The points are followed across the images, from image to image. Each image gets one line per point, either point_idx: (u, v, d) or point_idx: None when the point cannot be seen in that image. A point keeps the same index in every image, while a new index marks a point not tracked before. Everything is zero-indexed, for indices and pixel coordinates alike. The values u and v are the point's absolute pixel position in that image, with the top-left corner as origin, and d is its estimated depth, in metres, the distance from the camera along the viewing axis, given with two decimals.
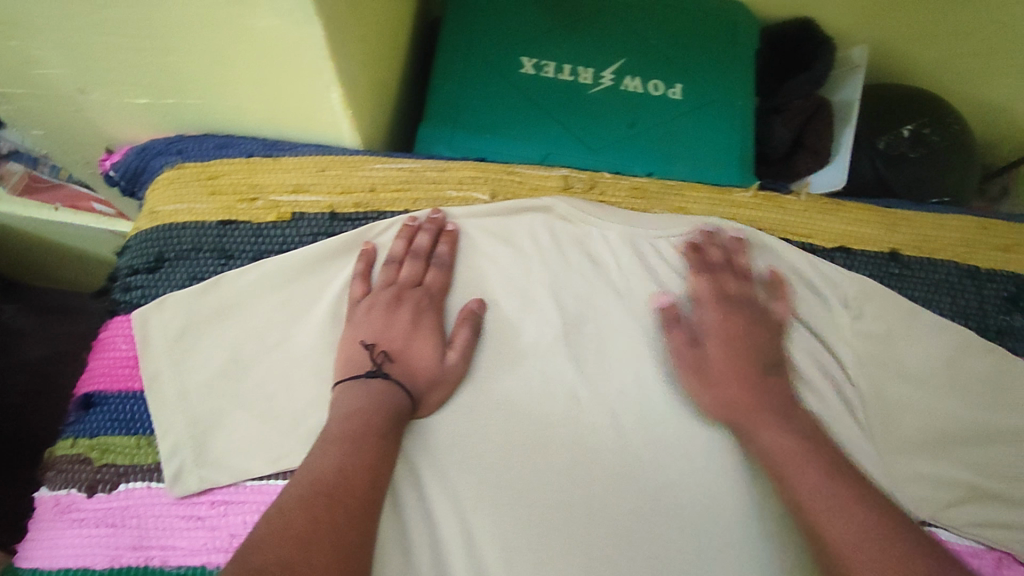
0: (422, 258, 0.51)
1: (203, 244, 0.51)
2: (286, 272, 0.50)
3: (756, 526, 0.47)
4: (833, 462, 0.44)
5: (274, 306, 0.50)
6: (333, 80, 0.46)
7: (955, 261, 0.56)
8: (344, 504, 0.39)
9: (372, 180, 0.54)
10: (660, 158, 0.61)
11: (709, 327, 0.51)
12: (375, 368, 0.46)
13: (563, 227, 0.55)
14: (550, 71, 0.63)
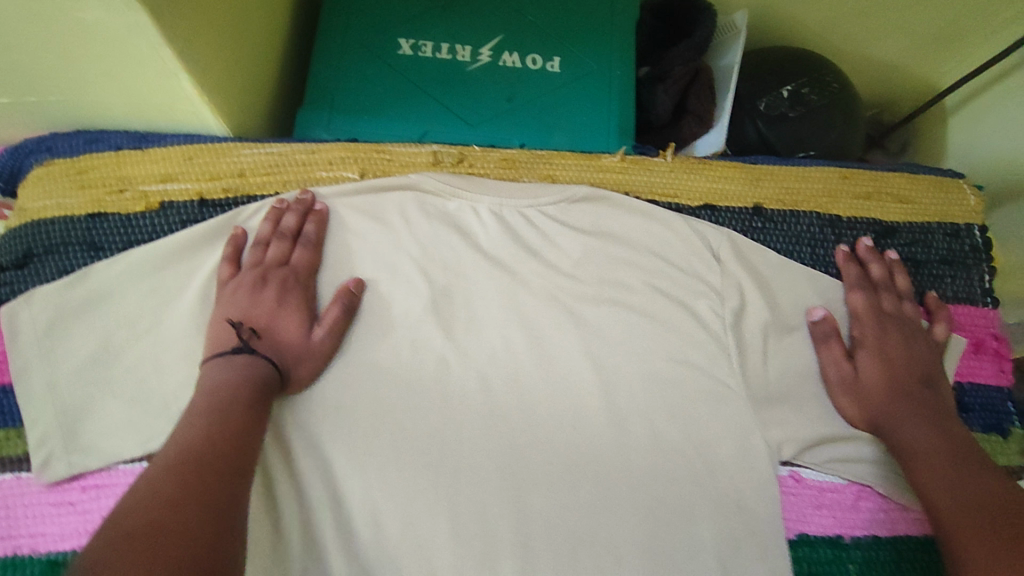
0: (299, 240, 0.62)
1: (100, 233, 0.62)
2: (162, 243, 0.61)
3: (632, 507, 0.59)
4: (912, 419, 0.61)
5: (162, 288, 0.61)
6: (178, 66, 0.52)
7: (759, 208, 0.72)
8: (205, 472, 0.43)
9: (286, 179, 0.66)
10: (498, 135, 0.74)
11: (868, 343, 0.66)
12: (242, 344, 0.55)
13: (429, 202, 0.67)
14: (455, 54, 0.77)
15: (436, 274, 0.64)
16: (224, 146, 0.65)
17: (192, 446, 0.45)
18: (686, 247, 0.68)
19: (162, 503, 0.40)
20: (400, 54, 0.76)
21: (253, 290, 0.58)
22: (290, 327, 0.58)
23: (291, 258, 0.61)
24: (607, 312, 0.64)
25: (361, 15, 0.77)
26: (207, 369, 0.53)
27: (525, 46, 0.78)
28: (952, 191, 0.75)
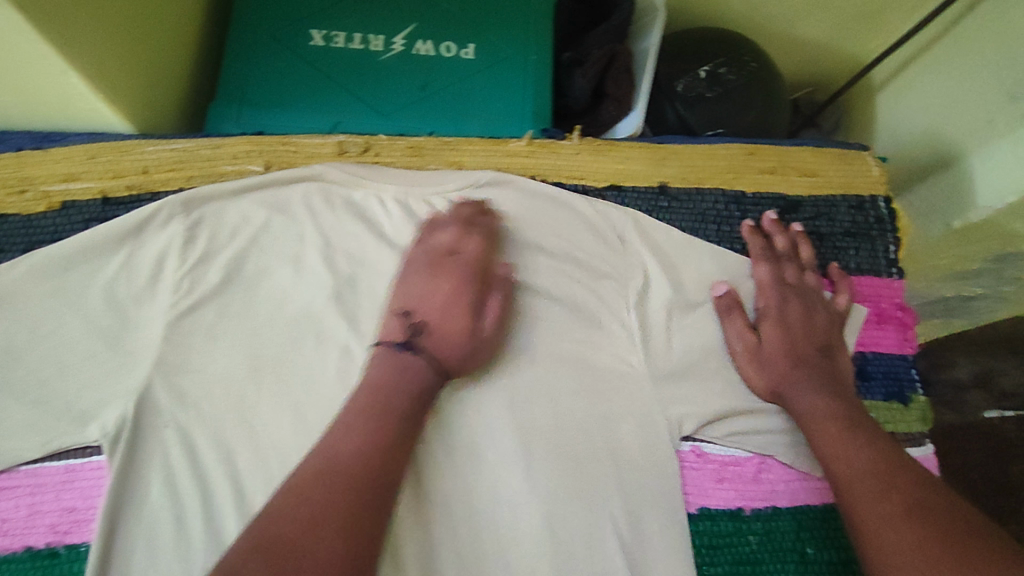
0: (475, 239, 0.63)
1: (195, 194, 0.66)
2: (228, 198, 0.67)
3: (549, 481, 0.59)
4: (801, 387, 0.60)
5: (256, 244, 0.66)
6: (61, 63, 0.57)
7: (722, 190, 0.70)
8: (352, 484, 0.48)
9: (340, 144, 0.70)
10: (498, 119, 0.79)
11: (771, 315, 0.64)
12: (408, 340, 0.56)
13: (433, 218, 0.67)
14: (371, 46, 0.80)
15: (392, 216, 0.67)
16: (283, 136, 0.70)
17: (339, 452, 0.49)
18: (589, 227, 0.67)
19: (330, 484, 0.47)
20: (380, 56, 0.80)
21: (426, 281, 0.60)
22: (455, 321, 0.58)
23: (457, 250, 0.62)
24: (628, 262, 0.66)
25: (307, 18, 0.81)
26: (374, 361, 0.55)
27: (479, 42, 0.81)
28: (866, 165, 0.72)
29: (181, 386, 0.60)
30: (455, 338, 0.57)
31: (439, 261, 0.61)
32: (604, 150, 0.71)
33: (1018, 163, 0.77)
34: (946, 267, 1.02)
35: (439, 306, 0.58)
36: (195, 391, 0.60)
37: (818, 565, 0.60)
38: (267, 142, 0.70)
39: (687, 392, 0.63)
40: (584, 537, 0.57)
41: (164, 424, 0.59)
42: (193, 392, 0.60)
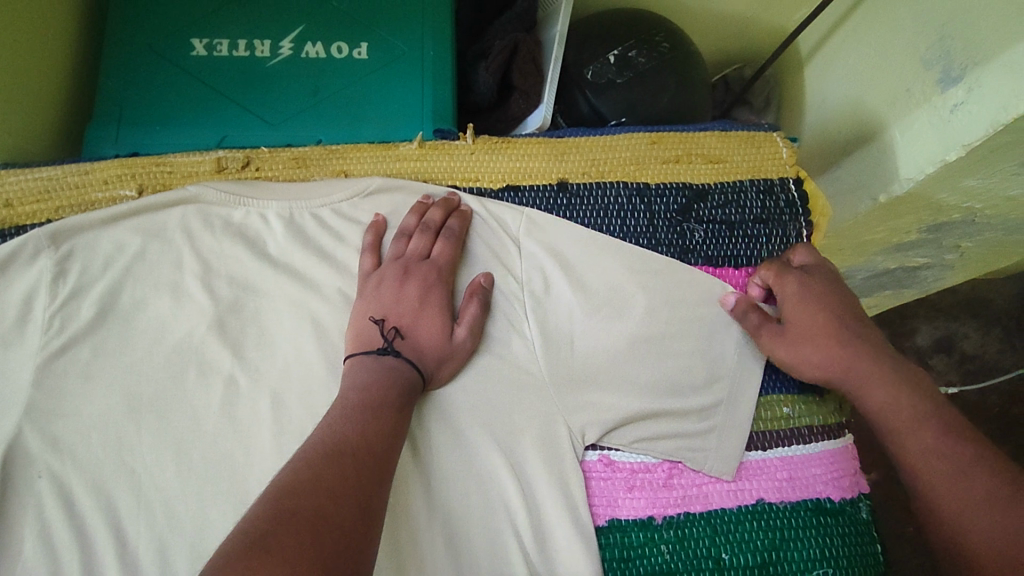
0: (441, 241, 0.62)
1: (61, 226, 0.62)
2: (99, 228, 0.63)
3: (461, 498, 0.57)
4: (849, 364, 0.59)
5: (131, 275, 0.62)
6: None
7: (626, 182, 0.67)
8: (362, 466, 0.47)
9: (218, 160, 0.66)
10: (396, 120, 0.75)
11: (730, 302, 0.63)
12: (388, 345, 0.56)
13: (328, 236, 0.64)
14: (257, 52, 0.75)
15: (276, 234, 0.64)
16: (157, 156, 0.66)
17: (346, 439, 0.48)
18: (491, 231, 0.65)
19: (336, 470, 0.45)
20: (266, 62, 0.75)
21: (396, 286, 0.59)
22: (430, 326, 0.58)
23: (430, 255, 0.62)
24: (528, 264, 0.65)
25: (185, 25, 0.75)
26: (355, 368, 0.55)
27: (373, 41, 0.77)
28: (773, 147, 0.70)
29: (55, 431, 0.57)
30: (433, 343, 0.58)
31: (412, 261, 0.61)
32: (501, 146, 0.68)
33: (934, 130, 0.73)
34: (882, 241, 0.97)
35: (413, 310, 0.58)
36: (70, 436, 0.57)
37: (734, 570, 0.58)
38: (138, 164, 0.65)
39: (596, 399, 0.61)
40: (488, 555, 0.56)
41: (37, 473, 0.55)
42: (68, 437, 0.57)
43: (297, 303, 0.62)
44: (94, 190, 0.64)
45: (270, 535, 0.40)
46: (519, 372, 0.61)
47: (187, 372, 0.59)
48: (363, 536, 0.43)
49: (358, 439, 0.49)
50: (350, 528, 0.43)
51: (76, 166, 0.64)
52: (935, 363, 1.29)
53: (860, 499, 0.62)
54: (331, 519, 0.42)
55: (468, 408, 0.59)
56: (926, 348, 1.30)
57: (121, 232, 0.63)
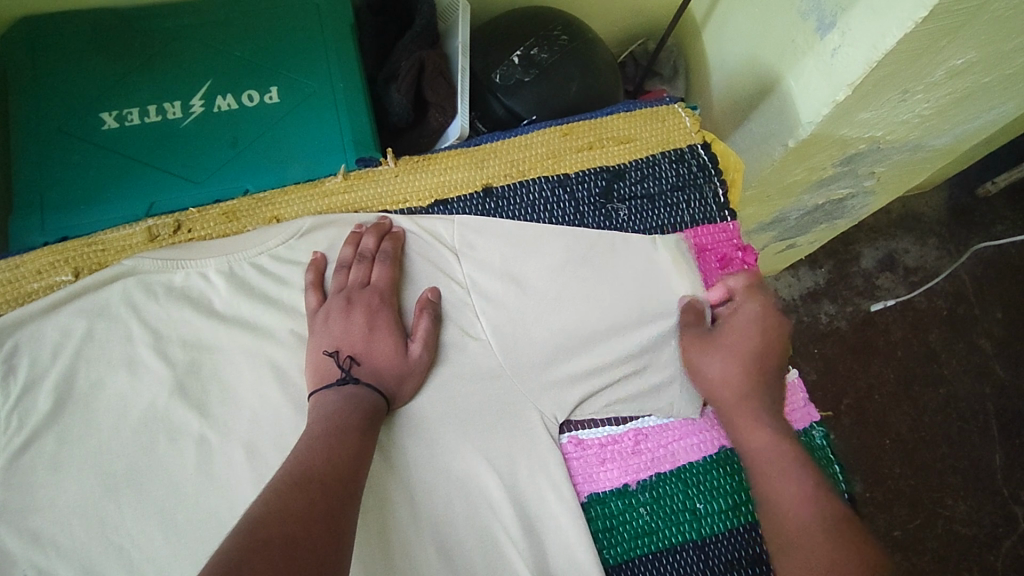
0: (380, 264, 0.64)
1: (3, 324, 0.62)
2: (41, 319, 0.63)
3: (446, 504, 0.59)
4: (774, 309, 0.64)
5: (81, 358, 0.62)
6: None
7: (547, 176, 0.70)
8: (329, 491, 0.50)
9: (149, 229, 0.66)
10: (320, 156, 0.76)
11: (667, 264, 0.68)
12: (346, 373, 0.58)
13: (272, 281, 0.66)
14: (168, 114, 0.76)
15: (219, 289, 0.65)
16: (87, 237, 0.66)
17: (313, 466, 0.51)
18: (430, 246, 0.68)
19: (304, 498, 0.48)
20: (180, 123, 0.75)
21: (343, 316, 0.61)
22: (385, 348, 0.60)
23: (371, 280, 0.64)
24: (470, 271, 0.67)
25: (92, 101, 0.75)
26: (320, 400, 0.57)
27: (282, 84, 0.78)
28: (677, 118, 0.74)
29: (34, 526, 0.57)
30: (390, 363, 0.60)
31: (354, 289, 0.63)
32: (424, 164, 0.71)
33: (823, 76, 0.78)
34: (804, 181, 1.02)
35: (364, 336, 0.60)
36: (50, 527, 0.57)
37: (710, 517, 0.61)
38: (67, 248, 0.66)
39: (557, 387, 0.64)
40: (480, 551, 0.58)
41: (24, 570, 0.56)
42: (48, 529, 0.57)
43: (253, 352, 0.63)
44: (30, 282, 0.64)
45: (243, 561, 0.42)
46: (481, 375, 0.63)
47: (156, 440, 0.60)
48: (329, 555, 0.46)
49: (324, 466, 0.51)
50: (320, 551, 0.45)
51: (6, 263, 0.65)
52: (882, 282, 1.36)
53: (815, 426, 0.66)
54: (299, 544, 0.45)
55: (440, 418, 0.61)
56: (872, 270, 1.37)
57: (64, 318, 0.63)
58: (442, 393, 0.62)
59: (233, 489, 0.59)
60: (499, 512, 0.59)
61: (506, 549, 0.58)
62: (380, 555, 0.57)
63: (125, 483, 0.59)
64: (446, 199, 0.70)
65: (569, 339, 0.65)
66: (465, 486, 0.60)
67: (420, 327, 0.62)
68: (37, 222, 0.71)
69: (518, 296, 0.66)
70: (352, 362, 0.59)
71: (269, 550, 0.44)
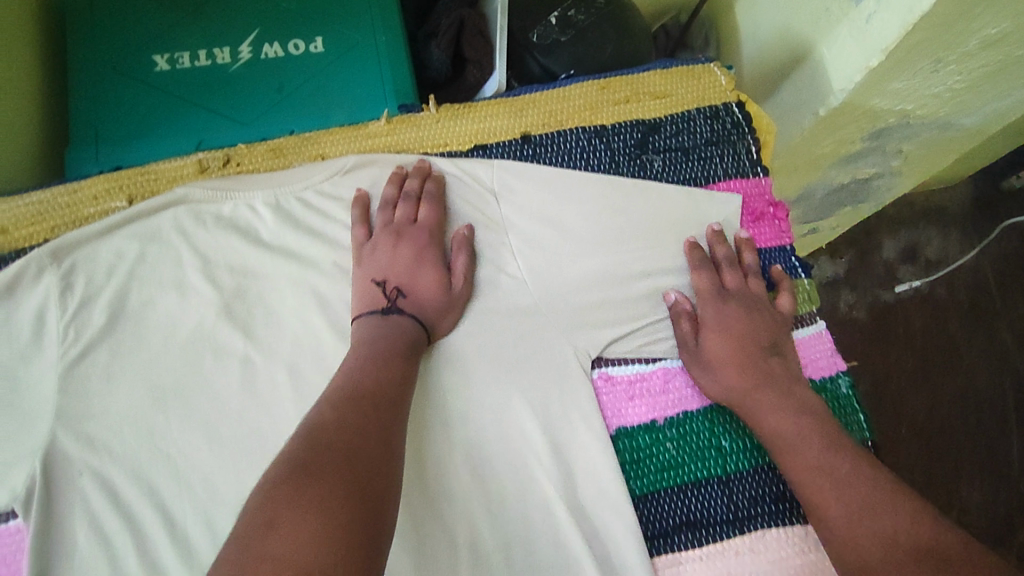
0: (425, 203, 0.66)
1: (62, 243, 0.65)
2: (96, 240, 0.66)
3: (479, 429, 0.61)
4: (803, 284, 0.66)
5: (134, 279, 0.65)
6: None
7: (584, 126, 0.72)
8: (380, 408, 0.52)
9: (200, 161, 0.69)
10: (361, 103, 0.78)
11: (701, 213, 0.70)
12: (391, 304, 0.61)
13: (315, 215, 0.68)
14: (218, 59, 0.78)
15: (266, 221, 0.67)
16: (141, 167, 0.69)
17: (362, 384, 0.53)
18: (469, 187, 0.69)
19: (358, 414, 0.51)
20: (229, 68, 0.78)
21: (390, 249, 0.64)
22: (427, 279, 0.63)
23: (416, 218, 0.66)
24: (507, 212, 0.69)
25: (146, 44, 0.78)
26: (363, 325, 0.60)
27: (327, 34, 0.81)
28: (713, 77, 0.75)
29: (89, 432, 0.60)
30: (431, 295, 0.62)
31: (398, 224, 0.65)
32: (464, 111, 0.73)
33: (856, 42, 0.80)
34: (832, 154, 1.03)
35: (409, 268, 0.63)
36: (104, 433, 0.60)
37: (735, 455, 0.63)
38: (122, 177, 0.69)
39: (588, 326, 0.65)
40: (510, 475, 0.60)
41: (78, 471, 0.59)
42: (102, 434, 0.60)
43: (296, 281, 0.66)
44: (86, 206, 0.67)
45: (308, 465, 0.45)
46: (514, 311, 0.65)
47: (203, 359, 0.63)
48: (383, 463, 0.48)
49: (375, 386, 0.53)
50: (375, 461, 0.48)
51: (64, 189, 0.68)
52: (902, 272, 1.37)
53: (840, 375, 0.67)
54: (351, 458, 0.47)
55: (475, 349, 0.64)
56: (893, 259, 1.38)
57: (117, 241, 0.66)
58: (477, 327, 0.64)
59: (275, 407, 0.62)
60: (529, 439, 0.61)
61: (535, 474, 0.60)
62: (414, 473, 0.60)
63: (173, 397, 0.62)
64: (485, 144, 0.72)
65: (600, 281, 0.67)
66: (497, 414, 0.62)
67: (458, 264, 0.65)
68: (92, 156, 0.74)
69: (553, 239, 0.68)
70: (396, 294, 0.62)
71: (327, 454, 0.46)
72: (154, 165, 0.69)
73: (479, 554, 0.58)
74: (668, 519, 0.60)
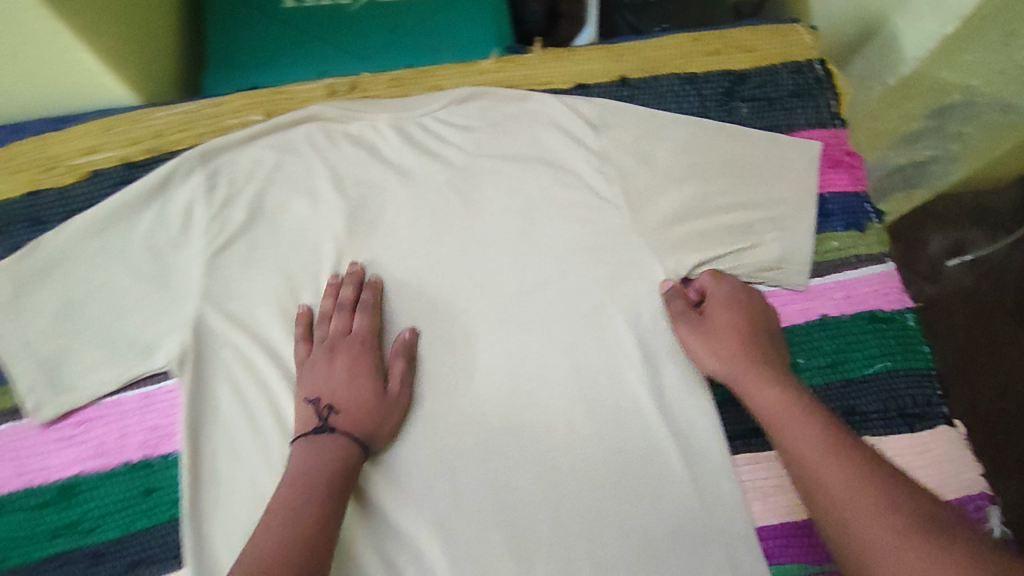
0: (363, 314, 0.67)
1: (208, 148, 0.72)
2: (238, 147, 0.73)
3: (573, 336, 0.68)
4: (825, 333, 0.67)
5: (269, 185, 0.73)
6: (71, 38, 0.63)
7: (677, 73, 0.78)
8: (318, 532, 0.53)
9: (329, 86, 0.77)
10: (468, 45, 0.86)
11: (786, 157, 0.75)
12: (324, 423, 0.61)
13: (427, 138, 0.74)
14: None
15: (390, 141, 0.74)
16: (276, 88, 0.77)
17: (297, 509, 0.53)
18: (569, 121, 0.75)
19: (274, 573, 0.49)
20: (349, 7, 0.85)
21: (326, 364, 0.65)
22: (363, 394, 0.63)
23: (351, 330, 0.67)
24: (604, 144, 0.74)
25: None
26: (292, 453, 0.59)
27: None
28: (798, 35, 0.81)
29: (230, 313, 0.68)
30: (366, 402, 0.63)
31: (333, 340, 0.66)
32: (567, 54, 0.79)
33: (933, 12, 0.84)
34: (894, 129, 1.07)
35: (344, 383, 0.64)
36: (243, 315, 0.69)
37: (809, 371, 0.69)
38: (259, 95, 0.76)
39: (675, 250, 0.71)
40: (601, 376, 0.67)
41: (221, 345, 0.67)
42: (240, 317, 0.68)
43: (407, 196, 0.72)
44: (227, 118, 0.75)
45: None
46: (608, 234, 0.71)
47: (328, 258, 0.71)
48: None
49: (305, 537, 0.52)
50: None
51: (209, 102, 0.76)
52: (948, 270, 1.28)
53: (909, 311, 0.72)
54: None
55: (572, 265, 0.70)
56: (938, 257, 1.29)
57: (255, 150, 0.73)
58: (573, 246, 0.71)
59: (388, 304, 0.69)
60: (618, 346, 0.68)
61: (623, 375, 0.67)
62: (516, 369, 0.67)
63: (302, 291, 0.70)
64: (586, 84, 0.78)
65: (688, 212, 0.72)
66: (589, 322, 0.69)
67: (397, 369, 0.65)
68: (227, 79, 0.82)
69: (645, 173, 0.74)
70: (329, 409, 0.62)
71: None
72: (289, 86, 0.77)
73: (574, 439, 0.65)
74: (745, 422, 0.67)
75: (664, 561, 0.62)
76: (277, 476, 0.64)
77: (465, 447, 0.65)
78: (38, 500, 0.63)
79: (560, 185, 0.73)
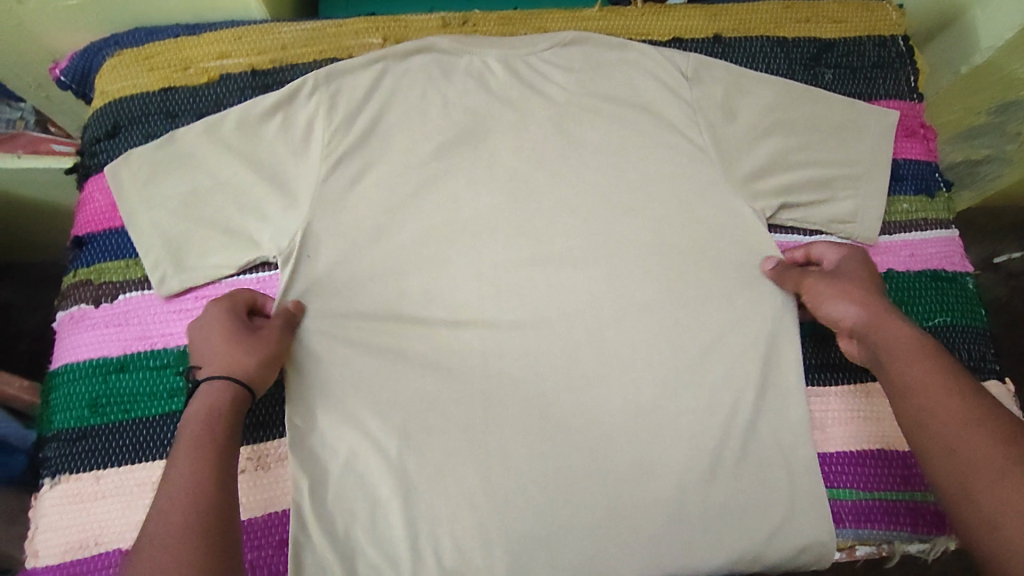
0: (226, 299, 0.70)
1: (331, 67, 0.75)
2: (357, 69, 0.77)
3: (655, 268, 0.74)
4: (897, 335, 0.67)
5: None
6: None
7: (768, 36, 0.83)
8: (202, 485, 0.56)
9: (442, 18, 0.83)
10: None
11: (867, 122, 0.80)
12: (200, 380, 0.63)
13: (532, 74, 0.79)
14: None
15: (496, 74, 0.79)
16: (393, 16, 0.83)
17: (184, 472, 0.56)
18: (665, 71, 0.79)
19: (168, 522, 0.53)
20: None
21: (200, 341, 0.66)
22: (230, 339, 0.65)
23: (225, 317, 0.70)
24: (697, 95, 0.78)
25: None
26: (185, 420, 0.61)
27: None
28: (885, 11, 0.85)
29: (335, 216, 0.72)
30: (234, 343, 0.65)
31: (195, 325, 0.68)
32: (666, 9, 0.84)
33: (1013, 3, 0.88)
34: (956, 124, 1.10)
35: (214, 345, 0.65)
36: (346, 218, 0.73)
37: None
38: (377, 21, 0.82)
39: (756, 197, 0.76)
40: (677, 305, 0.73)
41: (327, 243, 0.72)
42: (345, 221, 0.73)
43: (507, 127, 0.78)
44: (347, 40, 0.81)
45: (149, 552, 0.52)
46: (695, 177, 0.76)
47: (432, 176, 0.76)
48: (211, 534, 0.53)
49: (181, 484, 0.54)
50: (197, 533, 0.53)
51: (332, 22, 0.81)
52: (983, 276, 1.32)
53: (968, 274, 0.78)
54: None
55: (658, 202, 0.76)
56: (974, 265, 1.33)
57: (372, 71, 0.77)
58: (660, 185, 0.76)
59: (485, 224, 0.75)
60: (694, 280, 0.73)
61: (697, 308, 0.73)
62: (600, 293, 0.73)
63: (403, 203, 0.74)
64: (681, 39, 0.83)
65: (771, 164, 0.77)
66: (670, 256, 0.74)
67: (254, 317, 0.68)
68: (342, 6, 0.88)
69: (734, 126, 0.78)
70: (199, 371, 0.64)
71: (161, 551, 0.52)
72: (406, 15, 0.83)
73: (650, 359, 0.71)
74: (814, 358, 0.74)
75: (723, 475, 0.68)
76: (376, 366, 0.70)
77: (545, 357, 0.71)
78: (159, 362, 0.71)
79: (653, 129, 0.78)
